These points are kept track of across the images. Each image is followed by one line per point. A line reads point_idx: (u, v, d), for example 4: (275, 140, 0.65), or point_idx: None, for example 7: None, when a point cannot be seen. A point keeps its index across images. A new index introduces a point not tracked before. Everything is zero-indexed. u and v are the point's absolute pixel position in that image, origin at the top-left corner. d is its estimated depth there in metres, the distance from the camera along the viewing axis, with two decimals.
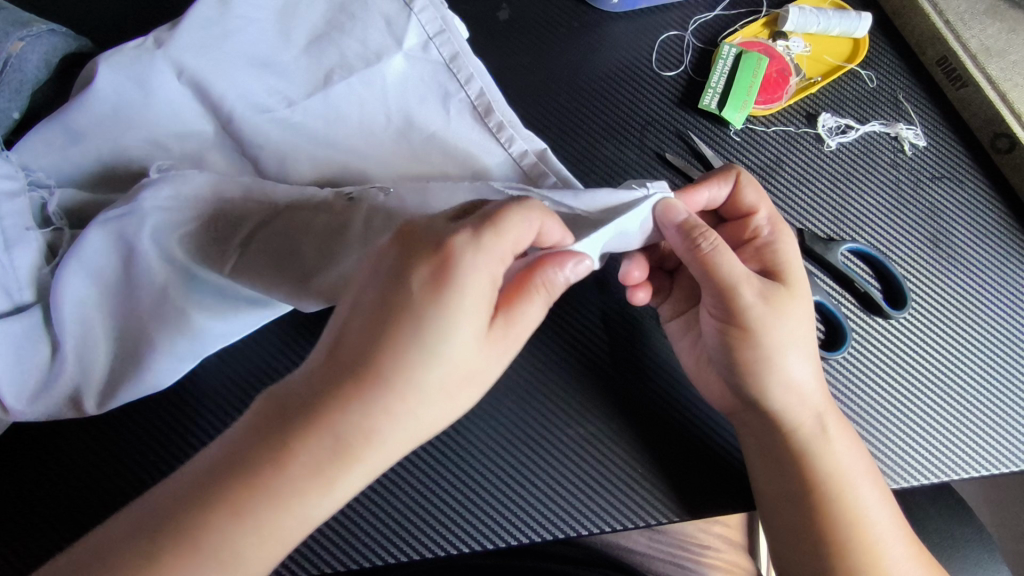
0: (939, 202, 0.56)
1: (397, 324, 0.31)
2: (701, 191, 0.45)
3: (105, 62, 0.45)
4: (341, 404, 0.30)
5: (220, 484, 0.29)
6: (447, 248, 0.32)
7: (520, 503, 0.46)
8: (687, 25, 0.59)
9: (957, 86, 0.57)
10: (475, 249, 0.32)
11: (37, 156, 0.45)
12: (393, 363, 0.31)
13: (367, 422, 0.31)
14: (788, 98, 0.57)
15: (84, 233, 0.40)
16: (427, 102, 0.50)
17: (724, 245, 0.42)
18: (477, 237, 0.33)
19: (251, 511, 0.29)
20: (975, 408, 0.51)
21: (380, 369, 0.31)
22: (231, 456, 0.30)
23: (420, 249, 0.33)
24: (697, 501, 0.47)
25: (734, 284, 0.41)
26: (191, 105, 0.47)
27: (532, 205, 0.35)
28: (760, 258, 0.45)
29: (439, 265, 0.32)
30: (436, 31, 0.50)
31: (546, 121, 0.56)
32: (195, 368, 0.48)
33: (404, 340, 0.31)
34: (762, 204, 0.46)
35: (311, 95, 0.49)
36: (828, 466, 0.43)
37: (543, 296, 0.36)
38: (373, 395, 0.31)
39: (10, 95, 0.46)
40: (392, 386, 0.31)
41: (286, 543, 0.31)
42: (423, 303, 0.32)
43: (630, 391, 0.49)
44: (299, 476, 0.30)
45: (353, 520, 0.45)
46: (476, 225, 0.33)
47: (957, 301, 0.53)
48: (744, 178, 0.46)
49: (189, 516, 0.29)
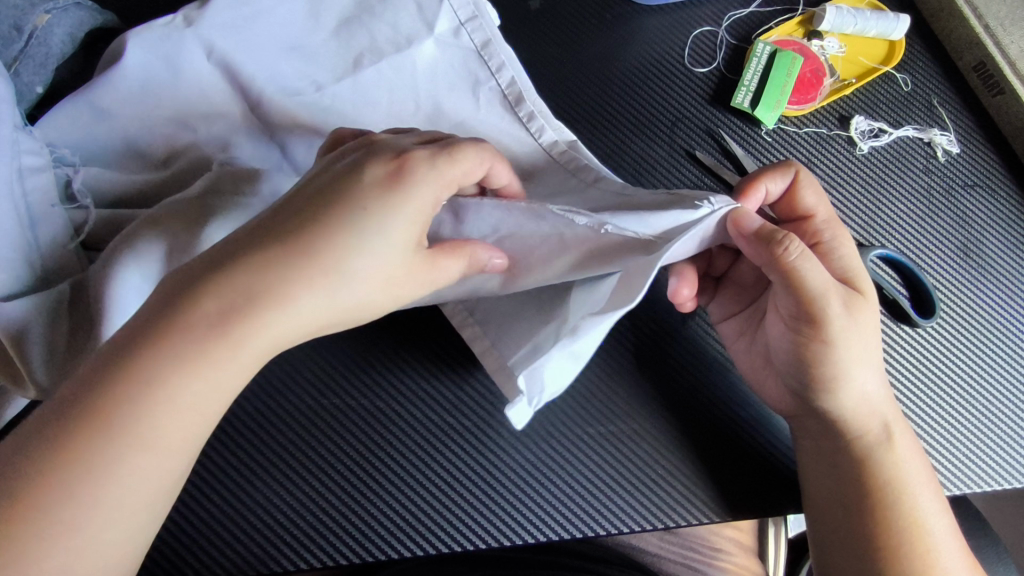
0: (970, 210, 0.55)
1: (336, 209, 0.34)
2: (759, 189, 0.45)
3: (133, 39, 0.45)
4: (262, 263, 0.32)
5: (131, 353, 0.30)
6: (406, 157, 0.35)
7: (543, 500, 0.46)
8: (721, 21, 0.58)
9: (993, 92, 0.57)
10: (430, 164, 0.35)
11: (61, 132, 0.45)
12: (324, 240, 0.33)
13: (285, 288, 0.32)
14: (821, 99, 0.56)
15: (134, 229, 0.40)
16: (456, 89, 0.49)
17: (807, 251, 0.40)
18: (431, 156, 0.36)
19: (146, 372, 0.30)
20: (995, 421, 0.50)
21: (306, 244, 0.33)
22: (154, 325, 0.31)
23: (382, 153, 0.36)
24: (741, 500, 0.46)
25: (823, 293, 0.40)
26: (219, 85, 0.46)
27: (486, 149, 0.38)
28: (828, 266, 0.45)
29: (391, 165, 0.35)
30: (467, 18, 0.49)
31: (574, 112, 0.55)
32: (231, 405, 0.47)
33: (338, 227, 0.33)
34: (818, 206, 0.46)
35: (340, 79, 0.48)
36: (891, 467, 0.42)
37: (464, 263, 0.38)
38: (301, 265, 0.33)
39: (35, 69, 0.46)
40: (315, 260, 0.33)
41: (179, 430, 0.31)
42: (371, 194, 0.34)
43: (663, 387, 0.48)
44: (202, 342, 0.31)
45: (370, 510, 0.45)
46: (436, 149, 0.36)
47: (986, 310, 0.53)
48: (804, 177, 0.46)
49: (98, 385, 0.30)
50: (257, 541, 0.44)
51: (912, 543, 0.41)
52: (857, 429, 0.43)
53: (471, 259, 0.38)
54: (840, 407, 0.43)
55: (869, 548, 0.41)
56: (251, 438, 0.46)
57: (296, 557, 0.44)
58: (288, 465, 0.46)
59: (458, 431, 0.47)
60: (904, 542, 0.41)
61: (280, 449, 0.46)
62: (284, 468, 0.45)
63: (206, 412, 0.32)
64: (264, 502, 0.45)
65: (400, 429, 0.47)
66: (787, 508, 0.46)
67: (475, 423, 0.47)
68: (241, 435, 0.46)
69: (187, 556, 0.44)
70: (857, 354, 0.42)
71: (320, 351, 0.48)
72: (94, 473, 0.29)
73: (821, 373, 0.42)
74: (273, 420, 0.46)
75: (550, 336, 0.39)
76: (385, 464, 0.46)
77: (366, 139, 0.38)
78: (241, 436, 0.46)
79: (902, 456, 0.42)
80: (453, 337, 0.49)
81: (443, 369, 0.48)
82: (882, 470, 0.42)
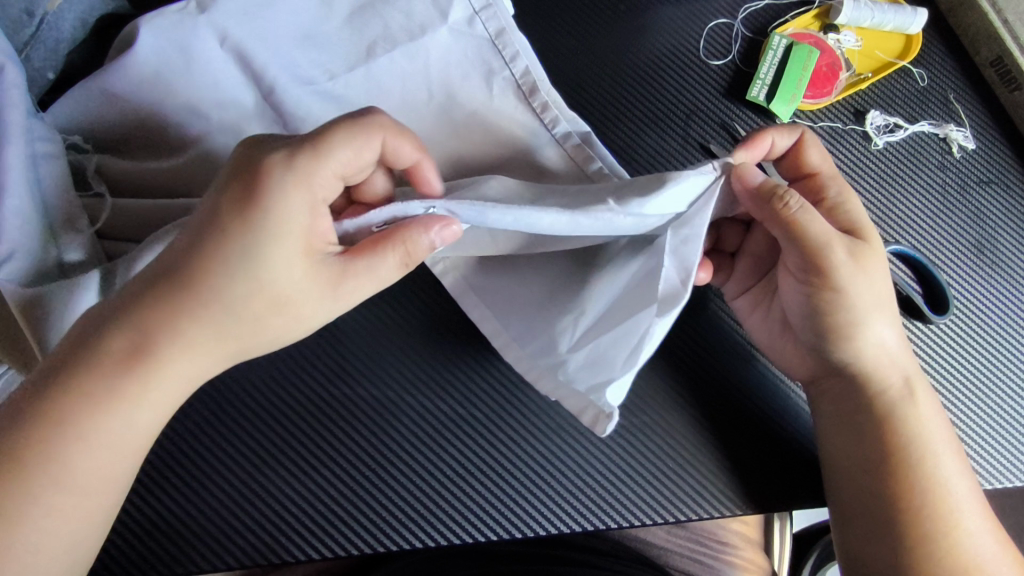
0: (984, 209, 0.55)
1: (214, 271, 0.34)
2: (767, 138, 0.44)
3: (147, 24, 0.44)
4: (165, 301, 0.34)
5: (64, 373, 0.33)
6: (262, 165, 0.34)
7: (551, 492, 0.46)
8: (737, 12, 0.57)
9: (1010, 88, 0.56)
10: (288, 167, 0.34)
11: (75, 119, 0.45)
12: (210, 277, 0.34)
13: (184, 322, 0.35)
14: (837, 93, 0.55)
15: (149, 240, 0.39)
16: (469, 79, 0.48)
17: (808, 205, 0.40)
18: (290, 156, 0.34)
19: (144, 351, 0.34)
20: (1005, 418, 0.50)
21: (198, 288, 0.34)
22: (81, 347, 0.34)
23: (244, 166, 0.35)
24: (744, 498, 0.46)
25: (825, 242, 0.40)
26: (233, 73, 0.46)
27: (371, 118, 0.36)
28: (833, 219, 0.44)
29: (248, 187, 0.34)
30: (482, 5, 0.48)
31: (588, 105, 0.54)
32: (222, 389, 0.46)
33: (221, 277, 0.34)
34: (824, 164, 0.46)
35: (353, 68, 0.48)
36: (910, 466, 0.42)
37: (399, 253, 0.36)
38: (197, 304, 0.35)
39: (46, 55, 0.45)
40: (204, 300, 0.35)
41: (112, 450, 0.34)
42: (236, 231, 0.34)
43: (669, 381, 0.48)
44: (125, 359, 0.34)
45: (379, 501, 0.45)
46: (295, 148, 0.35)
47: (998, 307, 0.53)
48: (809, 139, 0.45)
49: (39, 398, 0.33)
50: (262, 532, 0.44)
51: (920, 533, 0.41)
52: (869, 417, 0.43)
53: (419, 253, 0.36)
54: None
55: (888, 549, 0.41)
56: (264, 428, 0.46)
57: (304, 545, 0.44)
58: (294, 454, 0.45)
59: (470, 424, 0.46)
60: (913, 530, 0.41)
61: (281, 440, 0.46)
62: (287, 456, 0.45)
63: (138, 430, 0.35)
64: (266, 491, 0.45)
65: (405, 419, 0.46)
66: (794, 504, 0.46)
67: (486, 415, 0.47)
68: (237, 420, 0.46)
69: (188, 550, 0.44)
70: (866, 339, 0.42)
71: (348, 373, 0.47)
72: (64, 429, 0.33)
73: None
74: (267, 400, 0.46)
75: (620, 345, 0.38)
76: (388, 455, 0.46)
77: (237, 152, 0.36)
78: (233, 430, 0.46)
79: (917, 447, 0.42)
80: (465, 328, 0.48)
81: (455, 359, 0.47)
82: (892, 458, 0.42)
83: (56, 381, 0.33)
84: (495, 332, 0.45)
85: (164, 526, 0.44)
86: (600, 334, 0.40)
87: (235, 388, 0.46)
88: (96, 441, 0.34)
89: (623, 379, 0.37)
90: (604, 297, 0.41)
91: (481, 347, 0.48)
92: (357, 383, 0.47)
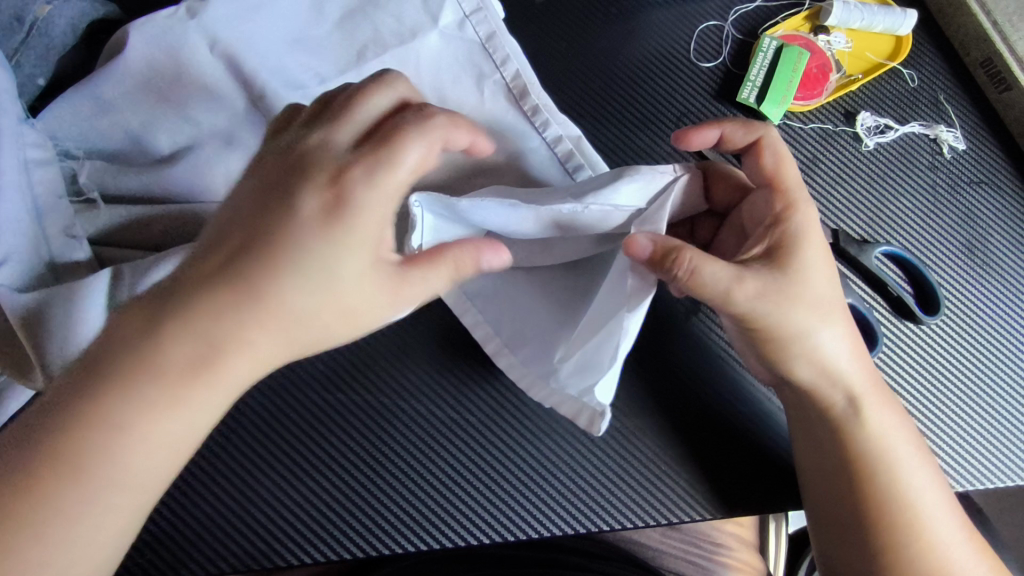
0: (976, 209, 0.55)
1: (276, 276, 0.33)
2: (710, 133, 0.44)
3: (136, 30, 0.45)
4: (226, 303, 0.33)
5: (113, 374, 0.32)
6: (341, 180, 0.35)
7: (544, 495, 0.46)
8: (727, 15, 0.57)
9: (1000, 88, 0.56)
10: (368, 181, 0.34)
11: (66, 125, 0.44)
12: (273, 279, 0.33)
13: (243, 329, 0.33)
14: (827, 94, 0.56)
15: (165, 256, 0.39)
16: (460, 82, 0.49)
17: (703, 257, 0.38)
18: (367, 166, 0.35)
19: (205, 354, 0.33)
20: (999, 418, 0.51)
21: (262, 291, 0.33)
22: (133, 349, 0.32)
23: (307, 174, 0.35)
24: (733, 500, 0.47)
25: (727, 290, 0.38)
26: (223, 78, 0.46)
27: (435, 122, 0.36)
28: (766, 237, 0.41)
29: (324, 189, 0.34)
30: (472, 9, 0.48)
31: (580, 107, 0.54)
32: (285, 395, 0.46)
33: (281, 282, 0.33)
34: (779, 170, 0.42)
35: (344, 72, 0.48)
36: (899, 469, 0.42)
37: (450, 269, 0.37)
38: (257, 307, 0.33)
39: (37, 61, 0.45)
40: (267, 305, 0.33)
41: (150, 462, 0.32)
42: (307, 233, 0.34)
43: (660, 387, 0.48)
44: (177, 366, 0.32)
45: (373, 505, 0.45)
46: (369, 161, 0.35)
47: (989, 308, 0.53)
48: (765, 144, 0.43)
49: (86, 398, 0.31)
50: (258, 538, 0.44)
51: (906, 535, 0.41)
52: (862, 421, 0.42)
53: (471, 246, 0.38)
54: (833, 405, 0.42)
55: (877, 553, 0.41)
56: (311, 436, 0.46)
57: (299, 549, 0.44)
58: (306, 459, 0.45)
59: (463, 428, 0.47)
60: (901, 533, 0.41)
61: (313, 447, 0.46)
62: (301, 461, 0.45)
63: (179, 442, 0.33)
64: (270, 496, 0.45)
65: (401, 424, 0.46)
66: (786, 505, 0.47)
67: (478, 419, 0.47)
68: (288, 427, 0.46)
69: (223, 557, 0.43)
70: (854, 343, 0.42)
71: (387, 382, 0.47)
72: (106, 435, 0.31)
73: (825, 367, 0.41)
74: (317, 407, 0.46)
75: (604, 346, 0.38)
76: (383, 460, 0.46)
77: (297, 151, 0.36)
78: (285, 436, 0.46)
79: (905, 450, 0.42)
80: (458, 331, 0.48)
81: (448, 363, 0.48)
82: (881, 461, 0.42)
83: (104, 383, 0.31)
84: (486, 336, 0.45)
85: (197, 525, 0.44)
86: (584, 334, 0.40)
87: (293, 394, 0.47)
88: (143, 446, 0.32)
89: (608, 379, 0.37)
90: (591, 304, 0.42)
91: (472, 350, 0.48)
92: (357, 388, 0.47)
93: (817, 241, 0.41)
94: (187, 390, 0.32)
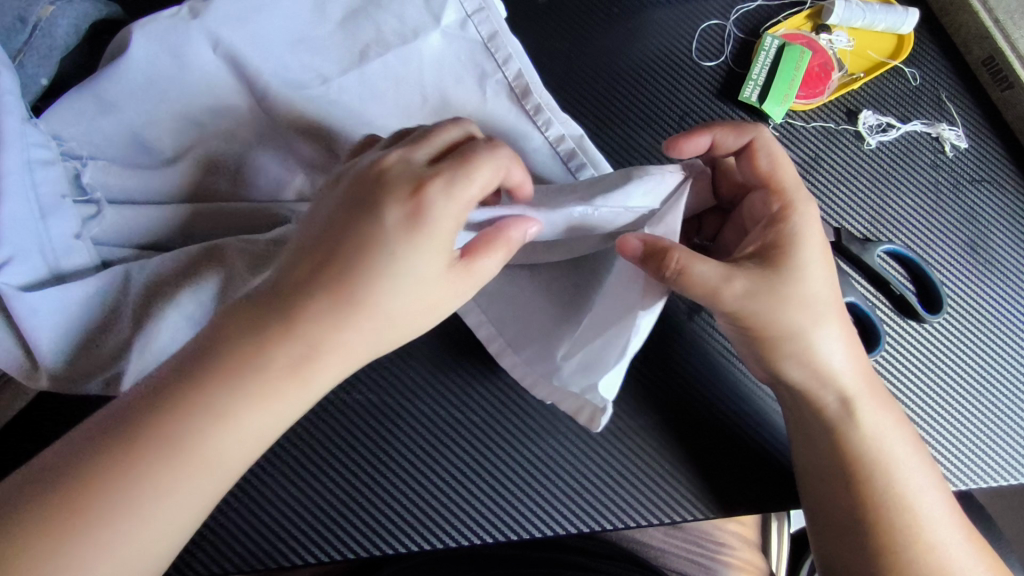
0: (978, 208, 0.55)
1: (369, 282, 0.33)
2: (703, 140, 0.43)
3: (140, 30, 0.44)
4: (324, 308, 0.32)
5: (200, 376, 0.31)
6: (422, 192, 0.33)
7: (549, 493, 0.46)
8: (729, 14, 0.57)
9: (1002, 87, 0.56)
10: (448, 195, 0.33)
11: (68, 125, 0.44)
12: (368, 285, 0.33)
13: (337, 334, 0.33)
14: (829, 93, 0.56)
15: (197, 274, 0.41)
16: (463, 82, 0.49)
17: (692, 256, 0.37)
18: (447, 181, 0.34)
19: (306, 351, 0.32)
20: (1002, 416, 0.51)
21: (352, 297, 0.33)
22: (226, 354, 0.31)
23: (388, 190, 0.34)
24: (736, 499, 0.47)
25: (714, 288, 0.38)
26: (225, 78, 0.46)
27: (504, 150, 0.36)
28: (760, 238, 0.40)
29: (404, 202, 0.33)
30: (474, 9, 0.49)
31: (582, 107, 0.54)
32: (358, 395, 0.47)
33: (375, 286, 0.33)
34: (775, 170, 0.42)
35: (346, 71, 0.48)
36: (903, 468, 0.42)
37: (502, 253, 0.36)
38: (352, 313, 0.33)
39: (39, 61, 0.45)
40: (361, 307, 0.33)
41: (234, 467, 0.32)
42: (395, 239, 0.33)
43: (663, 384, 0.48)
44: (276, 371, 0.32)
45: (379, 505, 0.45)
46: (449, 175, 0.34)
47: (992, 306, 0.53)
48: (760, 144, 0.42)
49: (175, 400, 0.30)
50: (270, 539, 0.44)
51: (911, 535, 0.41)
52: (866, 420, 0.42)
53: (507, 246, 0.36)
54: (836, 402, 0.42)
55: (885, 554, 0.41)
56: (370, 437, 0.46)
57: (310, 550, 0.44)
58: (353, 458, 0.45)
59: (466, 427, 0.47)
60: (909, 534, 0.41)
61: (366, 447, 0.46)
62: (351, 461, 0.45)
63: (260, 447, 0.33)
64: (290, 496, 0.45)
65: (404, 422, 0.46)
66: (789, 504, 0.47)
67: (481, 418, 0.47)
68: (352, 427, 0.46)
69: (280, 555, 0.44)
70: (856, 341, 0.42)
71: (434, 381, 0.47)
72: (188, 440, 0.30)
73: (829, 365, 0.41)
74: (377, 406, 0.46)
75: (609, 347, 0.38)
76: (386, 459, 0.46)
77: (372, 167, 0.35)
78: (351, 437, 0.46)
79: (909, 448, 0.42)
80: (461, 330, 0.48)
81: (450, 362, 0.48)
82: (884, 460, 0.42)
83: (188, 387, 0.31)
84: (490, 335, 0.45)
85: (259, 522, 0.44)
86: (588, 333, 0.40)
87: (360, 396, 0.46)
88: (238, 437, 0.31)
89: (613, 378, 0.37)
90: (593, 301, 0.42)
91: (475, 350, 0.48)
92: (383, 389, 0.47)
93: (818, 241, 0.41)
94: (281, 392, 0.32)
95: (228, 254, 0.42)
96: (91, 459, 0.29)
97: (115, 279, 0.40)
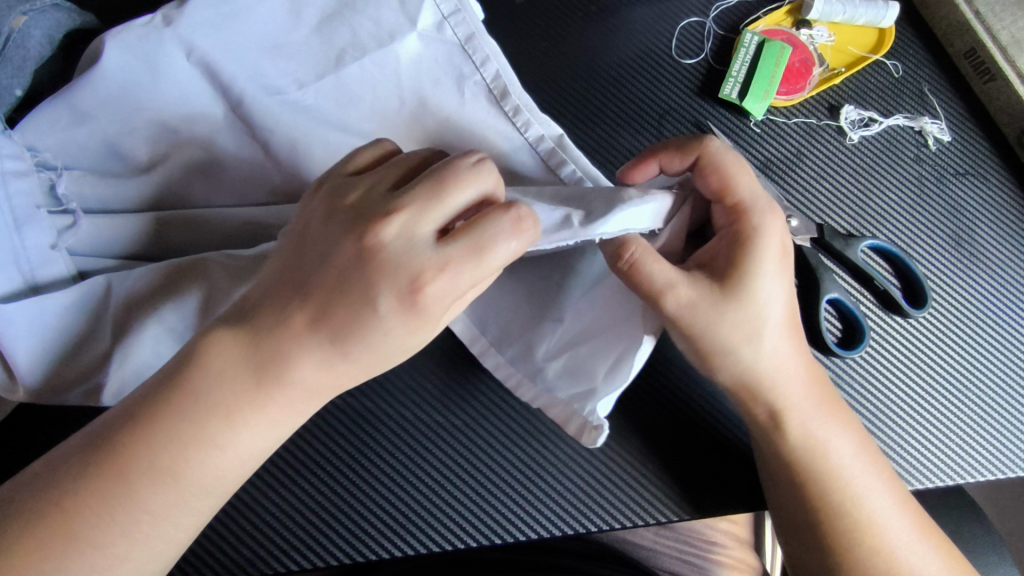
0: (962, 201, 0.55)
1: (367, 346, 0.31)
2: (650, 166, 0.41)
3: (112, 39, 0.44)
4: (323, 365, 0.31)
5: (188, 408, 0.30)
6: (424, 284, 0.30)
7: (532, 495, 0.46)
8: (709, 11, 0.57)
9: (984, 79, 0.56)
10: (452, 286, 0.31)
11: (42, 135, 0.43)
12: (367, 346, 0.31)
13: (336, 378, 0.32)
14: (810, 89, 0.56)
15: (173, 281, 0.41)
16: (441, 84, 0.48)
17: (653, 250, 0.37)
18: (453, 277, 0.31)
19: (305, 391, 0.32)
20: (990, 409, 0.50)
21: (354, 354, 0.31)
22: (218, 390, 0.30)
23: (387, 266, 0.30)
24: (720, 496, 0.46)
25: (670, 285, 0.37)
26: (201, 85, 0.46)
27: (523, 218, 0.31)
28: (713, 253, 0.40)
29: (405, 291, 0.30)
30: (451, 11, 0.48)
31: (562, 107, 0.54)
32: (371, 403, 0.46)
33: (371, 352, 0.31)
34: (729, 186, 0.39)
35: (323, 77, 0.48)
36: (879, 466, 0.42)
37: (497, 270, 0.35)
38: (348, 365, 0.31)
39: (12, 72, 0.45)
40: (359, 360, 0.31)
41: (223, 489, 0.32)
42: (391, 323, 0.31)
43: (651, 383, 0.48)
44: (274, 411, 0.31)
45: (362, 511, 0.45)
46: (457, 262, 0.30)
47: (978, 299, 0.53)
48: (707, 162, 0.39)
49: (165, 424, 0.30)
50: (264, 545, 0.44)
51: (891, 532, 0.41)
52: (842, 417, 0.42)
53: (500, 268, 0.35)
54: (816, 399, 0.42)
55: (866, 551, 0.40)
56: (370, 451, 0.46)
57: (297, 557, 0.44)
58: (353, 471, 0.45)
59: (449, 430, 0.46)
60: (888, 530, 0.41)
61: (364, 463, 0.45)
62: (346, 472, 0.45)
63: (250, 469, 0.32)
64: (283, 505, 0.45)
65: (389, 426, 0.46)
66: None
67: (464, 421, 0.47)
68: (352, 438, 0.46)
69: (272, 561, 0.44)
70: None
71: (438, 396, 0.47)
72: (170, 460, 0.30)
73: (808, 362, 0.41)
74: (380, 422, 0.46)
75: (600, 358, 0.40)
76: (369, 463, 0.45)
77: (375, 239, 0.31)
78: (352, 450, 0.46)
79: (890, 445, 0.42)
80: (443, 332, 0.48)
81: (432, 366, 0.47)
82: (863, 456, 0.42)
83: (175, 410, 0.30)
84: (472, 337, 0.45)
85: (257, 528, 0.44)
86: (580, 347, 0.41)
87: (367, 407, 0.46)
88: (233, 459, 0.31)
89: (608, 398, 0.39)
90: (579, 307, 0.42)
91: (457, 353, 0.48)
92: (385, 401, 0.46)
93: (774, 254, 0.39)
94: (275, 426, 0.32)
95: (210, 268, 0.41)
96: (85, 468, 0.29)
97: (93, 289, 0.39)
